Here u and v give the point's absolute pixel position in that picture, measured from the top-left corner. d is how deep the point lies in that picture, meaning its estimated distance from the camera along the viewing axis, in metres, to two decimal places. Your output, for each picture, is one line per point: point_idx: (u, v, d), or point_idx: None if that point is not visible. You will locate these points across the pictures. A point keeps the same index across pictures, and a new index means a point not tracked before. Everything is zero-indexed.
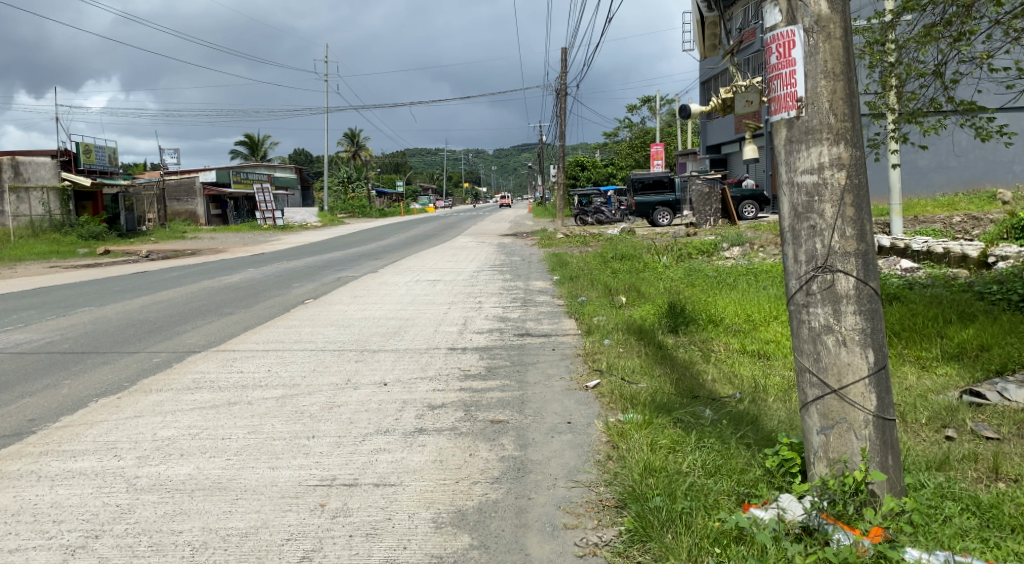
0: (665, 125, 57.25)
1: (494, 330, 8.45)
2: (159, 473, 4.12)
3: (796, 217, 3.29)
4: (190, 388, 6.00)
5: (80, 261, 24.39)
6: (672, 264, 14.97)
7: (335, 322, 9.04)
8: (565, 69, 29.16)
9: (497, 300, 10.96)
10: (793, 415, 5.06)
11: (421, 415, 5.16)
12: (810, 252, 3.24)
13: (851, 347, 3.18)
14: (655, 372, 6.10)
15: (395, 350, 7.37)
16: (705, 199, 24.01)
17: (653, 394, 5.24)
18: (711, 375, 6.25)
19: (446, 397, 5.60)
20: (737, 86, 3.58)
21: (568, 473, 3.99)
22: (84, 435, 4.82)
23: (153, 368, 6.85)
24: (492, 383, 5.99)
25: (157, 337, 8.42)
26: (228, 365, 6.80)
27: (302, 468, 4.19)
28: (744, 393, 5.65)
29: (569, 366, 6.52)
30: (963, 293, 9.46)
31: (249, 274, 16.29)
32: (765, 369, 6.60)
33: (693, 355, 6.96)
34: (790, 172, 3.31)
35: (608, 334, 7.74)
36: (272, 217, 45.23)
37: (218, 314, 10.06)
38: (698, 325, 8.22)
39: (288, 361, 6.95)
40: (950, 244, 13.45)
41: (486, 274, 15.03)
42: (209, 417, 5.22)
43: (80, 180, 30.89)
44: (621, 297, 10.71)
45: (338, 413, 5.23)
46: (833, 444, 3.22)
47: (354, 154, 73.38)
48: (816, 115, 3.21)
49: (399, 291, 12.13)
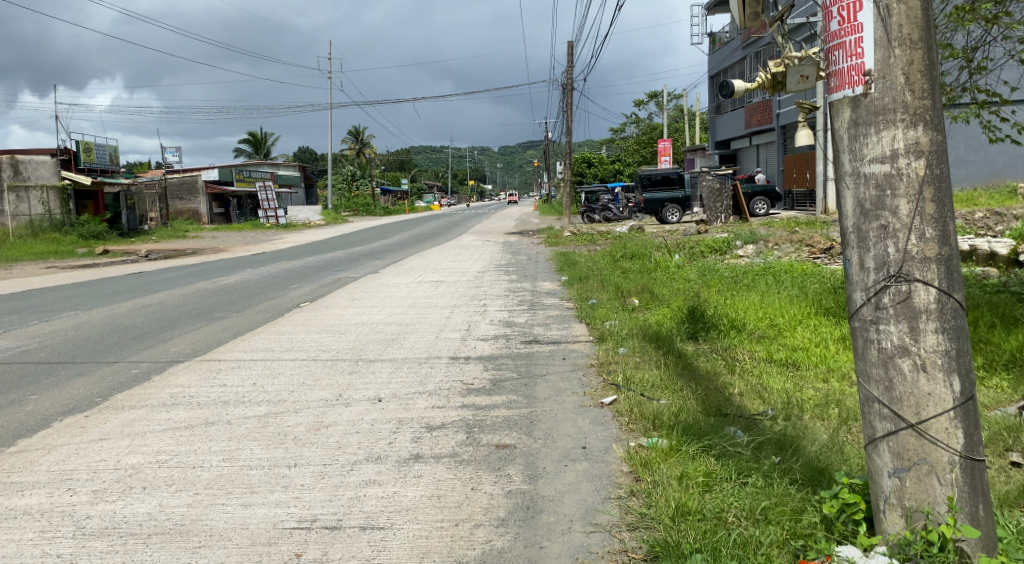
0: (672, 120, 56.63)
1: (500, 337, 7.90)
2: (114, 513, 3.57)
3: (862, 215, 2.73)
4: (165, 405, 5.46)
5: (77, 262, 23.82)
6: (684, 263, 14.40)
7: (331, 328, 8.50)
8: (570, 63, 28.58)
9: (503, 303, 10.40)
10: (836, 438, 4.53)
11: (416, 438, 4.60)
12: (880, 257, 2.68)
13: (932, 373, 2.62)
14: (676, 387, 5.56)
15: (392, 360, 6.82)
16: (715, 195, 23.33)
17: (677, 412, 4.71)
18: (738, 389, 5.72)
19: (445, 416, 5.05)
20: (789, 59, 3.02)
21: (585, 513, 3.44)
22: (38, 464, 4.28)
23: (130, 380, 6.32)
24: (497, 399, 5.44)
25: (141, 345, 7.88)
26: (211, 378, 6.27)
27: (279, 505, 3.65)
28: (777, 411, 5.13)
29: (582, 379, 5.94)
30: (1001, 294, 8.92)
31: (246, 275, 15.75)
32: (796, 382, 6.06)
33: (717, 365, 6.42)
34: (854, 162, 2.74)
35: (623, 342, 7.18)
36: (275, 215, 44.70)
37: (210, 320, 9.52)
38: (720, 331, 7.67)
39: (276, 373, 6.41)
40: (978, 241, 12.85)
41: (492, 274, 14.45)
42: (182, 440, 4.67)
43: (80, 179, 30.42)
44: (634, 298, 10.16)
45: (324, 437, 4.68)
46: (910, 491, 2.67)
47: (359, 151, 72.83)
48: (890, 92, 2.64)
49: (400, 293, 11.58)
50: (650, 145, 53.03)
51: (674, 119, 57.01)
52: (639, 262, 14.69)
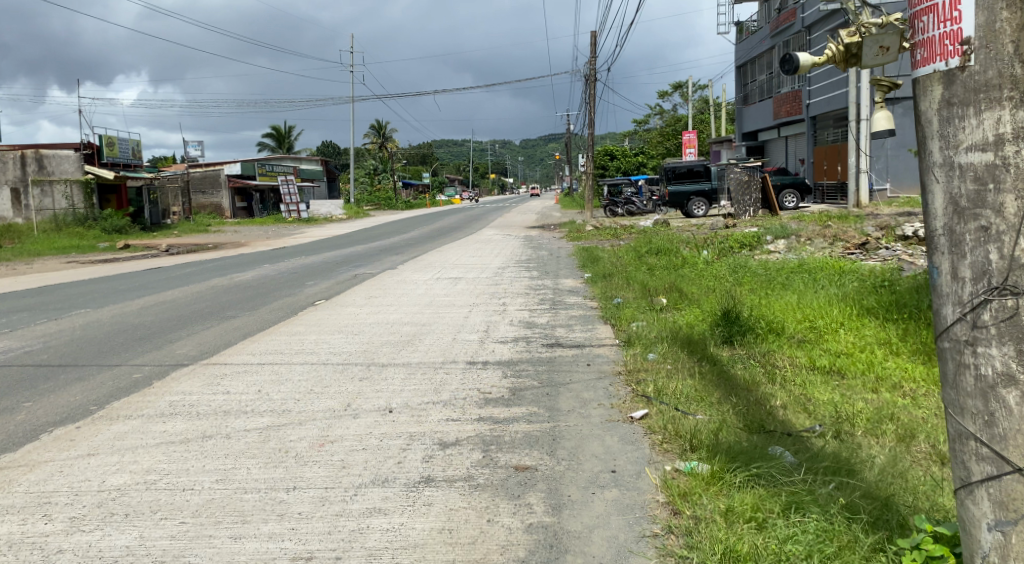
0: (697, 112, 55.71)
1: (520, 339, 7.47)
2: (89, 546, 3.20)
3: (956, 214, 2.26)
4: (163, 415, 5.10)
5: (98, 256, 23.73)
6: (713, 260, 13.84)
7: (344, 329, 8.12)
8: (594, 54, 27.96)
9: (524, 302, 9.98)
10: (897, 463, 4.09)
11: (428, 457, 4.19)
12: (980, 265, 2.21)
13: None
14: (714, 400, 5.11)
15: (405, 365, 6.42)
16: (743, 188, 22.61)
17: (714, 430, 4.29)
18: (780, 401, 5.29)
19: (461, 430, 4.63)
20: (865, 24, 2.55)
21: (617, 555, 3.02)
22: (15, 484, 3.92)
23: (131, 386, 5.98)
24: (516, 412, 5.01)
25: (146, 347, 7.56)
26: (213, 385, 5.90)
27: (271, 539, 3.25)
28: (825, 427, 4.70)
29: (608, 389, 5.49)
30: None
31: (263, 271, 15.43)
32: (843, 392, 5.61)
33: (755, 373, 5.96)
34: (946, 150, 2.27)
35: (652, 346, 6.74)
36: (297, 209, 44.61)
37: (221, 319, 9.20)
38: (756, 335, 7.17)
39: (282, 379, 6.03)
40: None
41: (513, 271, 14.02)
42: (174, 457, 4.29)
43: (104, 173, 30.40)
44: (661, 297, 9.71)
45: (328, 455, 4.28)
46: (1017, 549, 2.20)
47: (381, 145, 72.55)
48: (996, 63, 2.16)
49: (417, 291, 11.18)
50: (675, 137, 52.16)
51: (699, 110, 56.05)
52: (666, 258, 14.18)
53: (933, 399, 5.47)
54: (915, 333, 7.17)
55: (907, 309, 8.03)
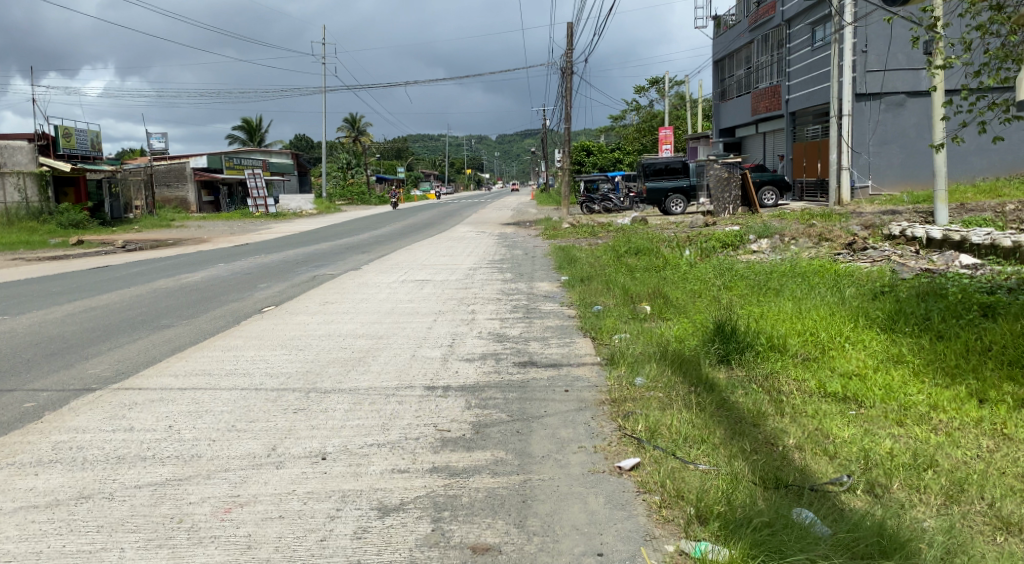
0: (674, 109, 55.19)
1: (489, 357, 6.53)
2: None
3: None
4: (36, 465, 4.07)
5: (49, 253, 22.31)
6: (695, 260, 13.06)
7: (288, 344, 7.11)
8: (570, 45, 27.03)
9: (495, 309, 9.05)
10: (956, 536, 3.23)
11: (360, 533, 3.23)
12: None
13: None
14: (719, 441, 4.21)
15: (353, 392, 5.44)
16: (723, 185, 21.85)
17: (725, 490, 3.42)
18: (793, 439, 4.43)
19: (406, 489, 3.67)
20: None
21: None
22: None
23: (13, 421, 4.93)
24: (479, 458, 4.09)
25: (52, 366, 6.47)
26: (116, 420, 4.88)
27: None
28: (855, 478, 3.85)
29: (589, 426, 4.58)
30: (1017, 293, 7.90)
31: (215, 272, 14.30)
32: (864, 427, 4.75)
33: (760, 403, 5.07)
34: None
35: (639, 367, 5.82)
36: (265, 204, 43.04)
37: (152, 329, 8.11)
38: (756, 353, 6.30)
39: (201, 412, 5.03)
40: (1000, 236, 12.15)
41: (484, 272, 13.01)
42: (26, 533, 3.26)
43: (60, 165, 28.93)
44: (644, 304, 8.84)
45: (230, 528, 3.31)
46: None
47: (354, 139, 71.06)
48: None
49: (379, 295, 10.20)
50: (651, 133, 51.60)
51: (675, 107, 55.51)
52: (646, 259, 13.33)
53: (969, 435, 4.64)
54: (929, 348, 6.36)
55: (915, 319, 7.23)
